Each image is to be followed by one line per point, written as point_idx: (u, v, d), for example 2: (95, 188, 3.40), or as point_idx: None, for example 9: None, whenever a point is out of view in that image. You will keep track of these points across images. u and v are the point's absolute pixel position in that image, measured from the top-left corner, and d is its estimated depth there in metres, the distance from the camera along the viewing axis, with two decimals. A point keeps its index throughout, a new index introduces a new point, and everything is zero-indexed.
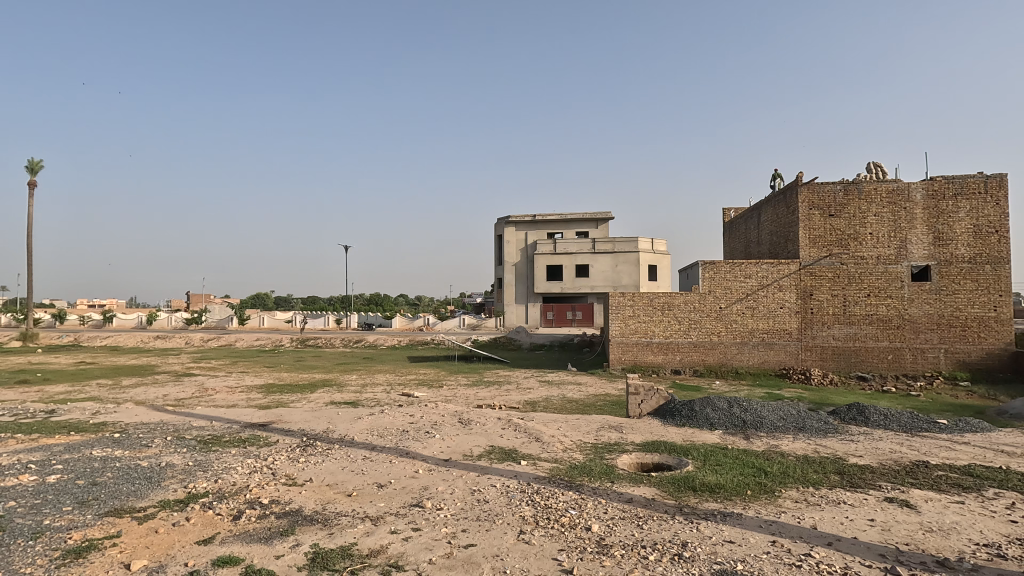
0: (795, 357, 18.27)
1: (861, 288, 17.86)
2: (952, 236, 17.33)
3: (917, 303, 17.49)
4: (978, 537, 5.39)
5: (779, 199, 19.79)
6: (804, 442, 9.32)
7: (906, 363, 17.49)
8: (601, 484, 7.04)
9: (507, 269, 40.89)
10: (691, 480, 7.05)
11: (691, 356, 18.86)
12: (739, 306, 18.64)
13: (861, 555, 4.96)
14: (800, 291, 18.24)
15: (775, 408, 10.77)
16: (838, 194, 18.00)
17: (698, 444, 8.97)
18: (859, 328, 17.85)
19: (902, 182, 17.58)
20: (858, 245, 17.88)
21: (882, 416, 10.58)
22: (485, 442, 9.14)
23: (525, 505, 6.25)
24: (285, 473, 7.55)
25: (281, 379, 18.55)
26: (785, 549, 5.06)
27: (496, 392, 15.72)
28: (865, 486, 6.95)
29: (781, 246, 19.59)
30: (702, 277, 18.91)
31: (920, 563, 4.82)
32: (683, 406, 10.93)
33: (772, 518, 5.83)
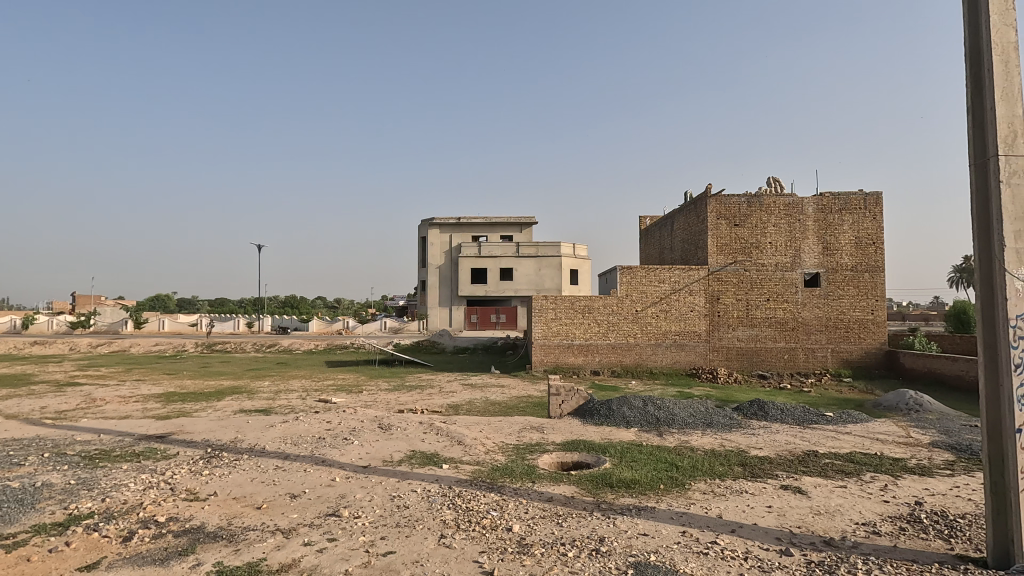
0: (704, 357, 19.41)
1: (762, 293, 19.33)
2: (837, 247, 19.14)
3: (809, 307, 19.18)
4: (857, 516, 5.98)
5: (691, 209, 21.00)
6: (711, 436, 9.92)
7: (799, 362, 19.10)
8: (522, 484, 7.12)
9: (431, 271, 40.43)
10: (608, 476, 7.29)
11: (610, 357, 19.54)
12: (653, 309, 19.59)
13: (759, 539, 5.35)
14: (708, 295, 19.47)
15: (685, 406, 11.37)
16: (742, 205, 19.41)
17: (615, 442, 9.29)
18: (760, 330, 19.31)
19: (796, 196, 19.23)
20: (759, 253, 19.34)
21: (779, 410, 11.50)
22: (406, 447, 8.96)
23: (446, 508, 6.18)
24: (186, 488, 6.99)
25: (183, 387, 17.19)
26: (693, 538, 5.36)
27: (419, 396, 15.44)
28: (764, 476, 7.51)
29: (691, 253, 20.83)
30: (620, 281, 19.62)
31: (810, 543, 5.27)
32: (601, 406, 11.29)
33: (682, 510, 6.14)
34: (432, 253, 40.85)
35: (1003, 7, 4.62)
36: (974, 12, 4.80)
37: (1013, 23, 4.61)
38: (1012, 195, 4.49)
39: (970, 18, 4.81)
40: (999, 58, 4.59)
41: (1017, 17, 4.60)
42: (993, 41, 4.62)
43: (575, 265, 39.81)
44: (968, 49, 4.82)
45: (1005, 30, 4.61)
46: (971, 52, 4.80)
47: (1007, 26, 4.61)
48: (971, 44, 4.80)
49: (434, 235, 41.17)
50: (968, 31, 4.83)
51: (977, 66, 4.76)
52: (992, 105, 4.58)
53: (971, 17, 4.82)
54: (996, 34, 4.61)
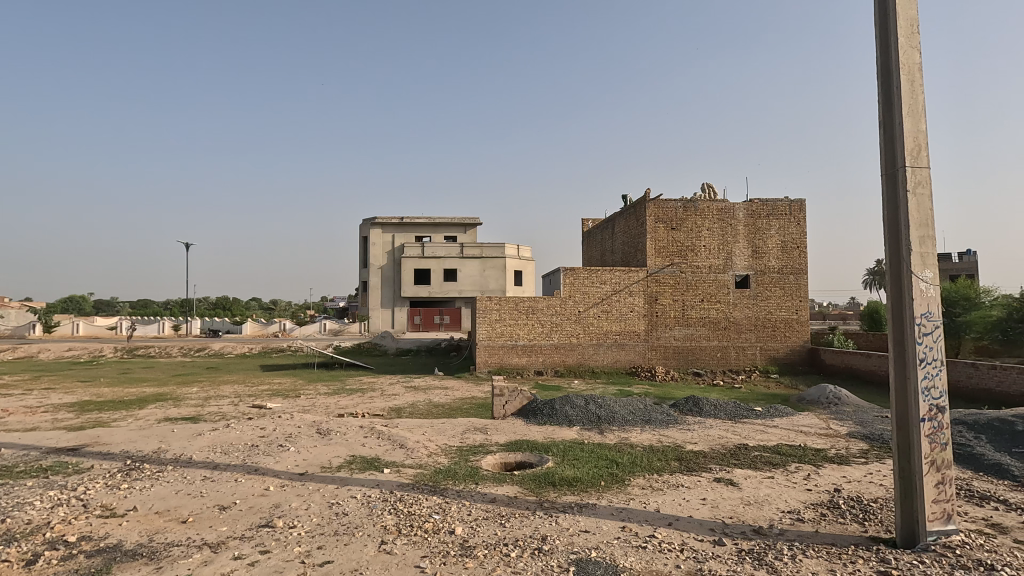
0: (643, 356, 20.00)
1: (696, 294, 20.15)
2: (766, 250, 20.21)
3: (739, 307, 20.16)
4: (783, 505, 6.32)
5: (630, 213, 21.62)
6: (650, 433, 10.23)
7: (731, 359, 20.03)
8: (465, 486, 7.06)
9: (373, 272, 39.58)
10: (551, 475, 7.36)
11: (553, 357, 19.78)
12: (595, 309, 20.00)
13: (694, 531, 5.56)
14: (647, 296, 20.10)
15: (625, 403, 11.67)
16: (678, 210, 20.18)
17: (558, 441, 9.40)
18: (695, 329, 20.12)
19: (728, 202, 20.17)
20: (694, 255, 20.15)
21: (712, 406, 12.01)
22: (346, 452, 8.69)
23: (387, 514, 6.04)
24: (102, 504, 6.48)
25: (100, 395, 15.97)
26: (633, 533, 5.49)
27: (359, 400, 15.05)
28: (698, 469, 7.81)
29: (631, 255, 21.42)
30: (563, 282, 19.90)
31: (741, 533, 5.52)
32: (544, 406, 11.40)
33: (622, 505, 6.28)
34: (374, 253, 40.00)
35: (908, 30, 5.01)
36: (884, 33, 5.18)
37: (916, 44, 5.01)
38: (916, 205, 4.89)
39: (880, 38, 5.19)
40: (905, 77, 4.97)
41: (919, 39, 5.01)
42: (900, 61, 5.00)
43: (519, 266, 40.04)
44: (879, 66, 5.19)
45: (910, 51, 5.00)
46: (882, 70, 5.17)
47: (911, 48, 5.01)
48: (882, 63, 5.18)
49: (376, 235, 40.34)
50: (878, 50, 5.21)
51: (887, 84, 5.14)
52: (900, 120, 4.96)
53: (881, 37, 5.20)
54: (902, 56, 4.99)
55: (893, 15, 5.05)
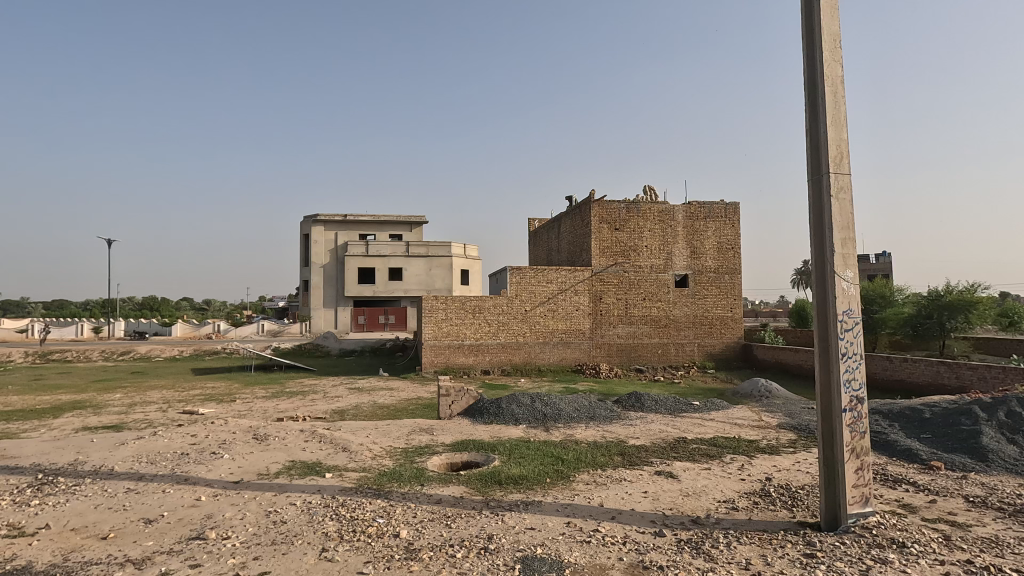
0: (588, 354, 20.39)
1: (639, 293, 20.73)
2: (703, 251, 21.04)
3: (679, 305, 20.90)
4: (719, 495, 6.60)
5: (576, 213, 21.99)
6: (594, 429, 10.44)
7: (671, 356, 20.73)
8: (411, 488, 6.95)
9: (314, 270, 38.36)
10: (497, 474, 7.36)
11: (500, 356, 19.83)
12: (541, 308, 20.20)
13: (636, 523, 5.71)
14: (592, 295, 20.51)
15: (571, 401, 11.85)
16: (622, 211, 20.68)
17: (504, 440, 9.42)
18: (637, 327, 20.69)
19: (668, 204, 20.86)
20: (636, 255, 20.72)
21: (653, 401, 12.39)
22: (285, 457, 8.37)
23: (328, 520, 5.86)
24: (8, 523, 5.94)
25: (8, 404, 14.65)
26: (577, 528, 5.58)
27: (300, 403, 14.54)
28: (640, 463, 8.03)
29: (576, 255, 21.77)
30: (510, 281, 19.99)
31: (679, 523, 5.72)
32: (491, 405, 11.40)
33: (567, 501, 6.36)
34: (316, 251, 38.77)
35: (832, 45, 5.34)
36: (811, 46, 5.49)
37: (839, 58, 5.34)
38: (839, 209, 5.21)
39: (807, 52, 5.49)
40: (830, 89, 5.29)
41: (842, 53, 5.33)
42: (825, 73, 5.31)
43: (465, 265, 39.83)
44: (806, 76, 5.48)
45: (833, 64, 5.32)
46: (809, 81, 5.46)
47: (834, 62, 5.34)
48: (809, 74, 5.47)
49: (318, 233, 39.11)
50: (805, 62, 5.51)
51: (813, 94, 5.44)
52: (824, 129, 5.27)
53: (807, 50, 5.50)
54: (827, 68, 5.31)
55: (818, 30, 5.36)
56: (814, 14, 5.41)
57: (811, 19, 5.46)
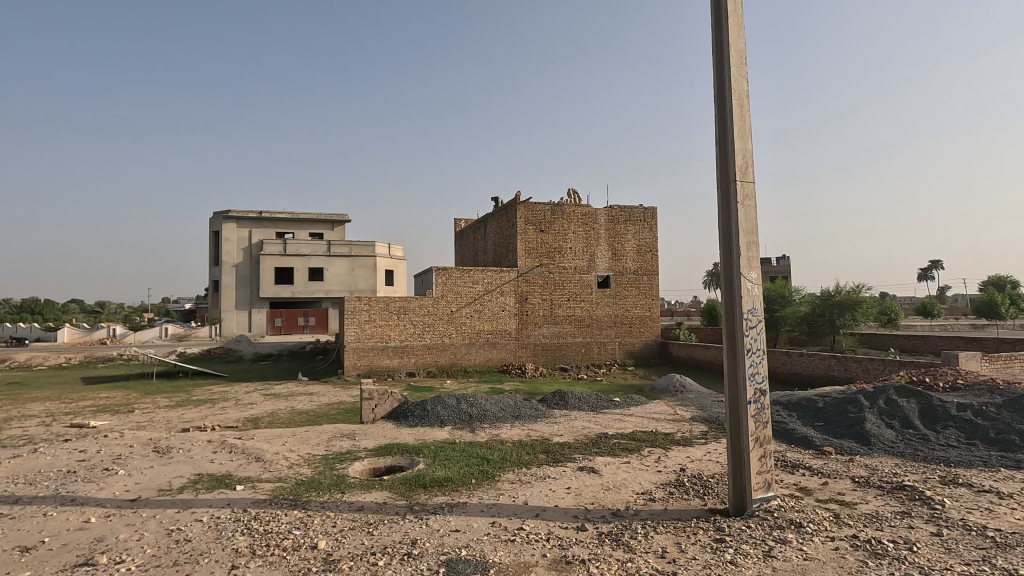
0: (514, 354, 20.59)
1: (563, 293, 21.19)
2: (624, 253, 21.84)
3: (601, 305, 21.57)
4: (638, 487, 6.87)
5: (502, 215, 22.14)
6: (519, 428, 10.54)
7: (594, 354, 21.36)
8: (330, 497, 6.67)
9: (225, 270, 36.06)
10: (422, 477, 7.24)
11: (425, 357, 19.55)
12: (467, 309, 20.15)
13: (559, 519, 5.81)
14: (517, 296, 20.73)
15: (496, 401, 11.89)
16: (547, 213, 21.06)
17: (429, 442, 9.29)
18: (562, 327, 21.14)
19: (591, 207, 21.48)
20: (561, 257, 21.17)
21: (576, 399, 12.71)
22: (190, 471, 7.77)
23: (239, 535, 5.51)
24: None
25: None
26: (502, 527, 5.59)
27: (208, 412, 13.59)
28: (564, 460, 8.19)
29: (503, 256, 21.91)
30: (436, 282, 19.77)
31: (600, 517, 5.89)
32: (415, 407, 11.20)
33: (492, 502, 6.36)
34: (227, 250, 36.47)
35: (738, 62, 5.71)
36: (720, 62, 5.82)
37: (744, 75, 5.73)
38: (744, 216, 5.58)
39: (717, 67, 5.81)
40: (736, 103, 5.64)
41: (747, 71, 5.72)
42: (733, 89, 5.66)
43: (390, 265, 38.94)
44: (716, 91, 5.79)
45: (739, 80, 5.69)
46: (718, 95, 5.78)
47: (740, 78, 5.71)
48: (718, 88, 5.79)
49: (230, 230, 36.79)
50: (716, 76, 5.82)
51: (722, 107, 5.77)
52: (732, 139, 5.63)
53: (717, 65, 5.82)
54: (735, 84, 5.66)
55: (728, 48, 5.69)
56: (723, 33, 5.75)
57: (721, 38, 5.80)
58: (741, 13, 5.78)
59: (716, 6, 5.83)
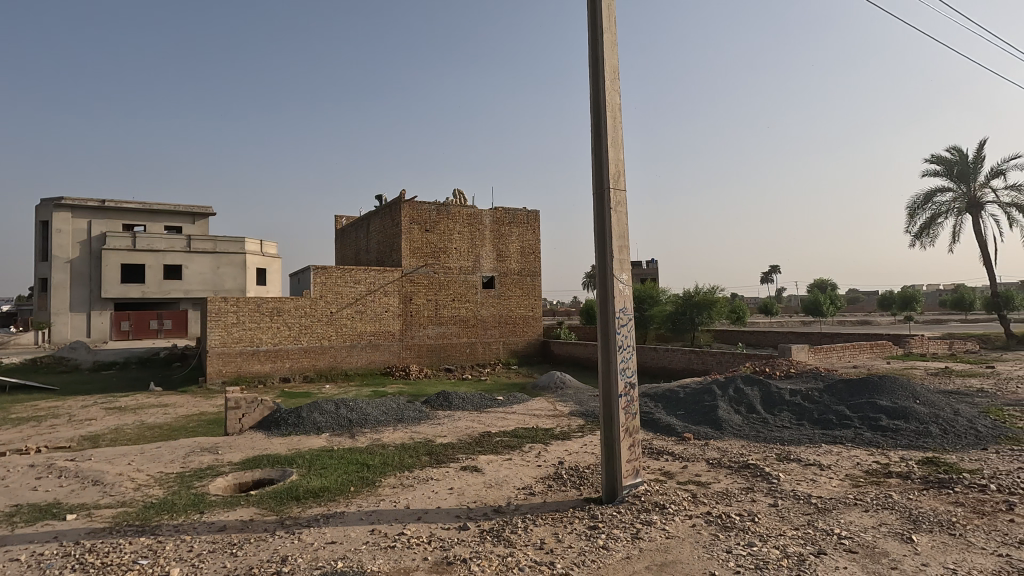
0: (397, 355, 20.13)
1: (448, 294, 21.12)
2: (508, 254, 22.30)
3: (485, 306, 21.82)
4: (518, 482, 7.03)
5: (385, 213, 21.55)
6: (402, 431, 10.32)
7: (478, 354, 21.54)
8: (186, 519, 6.01)
9: (57, 266, 31.21)
10: (295, 489, 6.79)
11: (302, 362, 18.39)
12: (348, 310, 19.32)
13: (441, 521, 5.77)
14: (401, 296, 20.29)
15: (378, 404, 11.53)
16: (432, 213, 20.88)
17: (304, 451, 8.75)
18: (446, 328, 21.06)
19: (476, 208, 21.66)
20: (446, 257, 21.09)
21: (461, 399, 12.72)
22: (4, 503, 6.57)
23: (70, 572, 4.76)
24: None
25: None
26: (382, 534, 5.42)
27: (32, 431, 11.61)
28: (447, 461, 8.15)
29: (386, 255, 21.32)
30: (313, 281, 18.71)
31: (482, 514, 5.94)
32: (288, 415, 10.49)
33: (372, 509, 6.14)
34: (59, 243, 31.58)
35: (612, 76, 6.09)
36: (596, 73, 6.13)
37: (617, 89, 6.12)
38: (616, 220, 5.95)
39: (593, 79, 6.13)
40: (610, 114, 6.00)
41: (619, 85, 6.12)
42: (607, 101, 6.01)
43: (262, 264, 36.12)
44: (592, 101, 6.09)
45: (613, 94, 6.06)
46: (594, 105, 6.10)
47: (613, 91, 6.08)
48: (594, 99, 6.11)
49: (63, 220, 31.87)
50: (591, 87, 6.12)
51: (597, 118, 6.10)
52: (607, 147, 5.97)
53: (593, 77, 6.12)
54: (609, 97, 6.02)
55: (602, 62, 6.03)
56: (599, 47, 6.09)
57: (597, 52, 6.14)
58: (613, 30, 6.16)
59: (592, 21, 6.15)
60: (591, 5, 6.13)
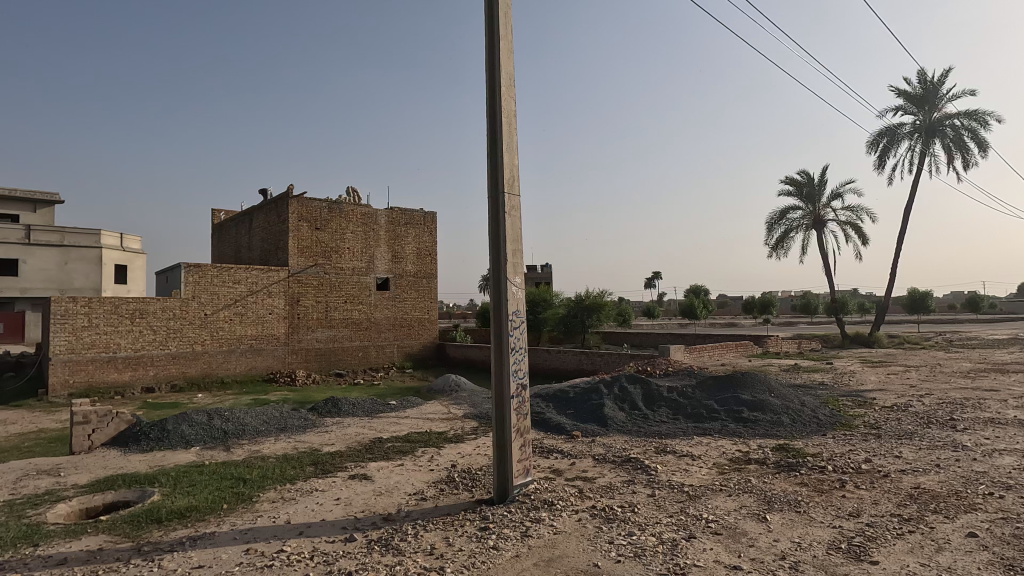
0: (281, 360, 18.89)
1: (339, 295, 20.22)
2: (403, 256, 21.85)
3: (380, 308, 21.18)
4: (410, 488, 6.87)
5: (271, 209, 20.20)
6: (285, 441, 9.69)
7: (371, 358, 20.85)
8: (15, 554, 5.16)
9: None
10: (157, 510, 6.11)
11: (169, 369, 16.62)
12: (226, 312, 17.81)
13: (325, 534, 5.48)
14: (287, 297, 19.09)
15: (258, 413, 10.74)
16: (323, 210, 19.92)
17: (169, 468, 7.91)
18: (337, 331, 20.14)
19: (371, 208, 21.01)
20: (338, 257, 20.19)
21: (350, 405, 12.22)
22: None
23: None
24: None
25: None
26: (258, 554, 5.03)
27: None
28: (334, 470, 7.77)
29: (271, 254, 19.97)
30: (185, 280, 17.01)
31: (371, 524, 5.72)
32: (151, 428, 9.42)
33: (247, 526, 5.69)
34: None
35: (507, 84, 6.19)
36: (492, 80, 6.19)
37: (512, 97, 6.23)
38: (510, 225, 6.05)
39: (489, 84, 6.18)
40: (506, 121, 6.09)
41: (515, 93, 6.24)
42: (503, 108, 6.10)
43: (122, 261, 32.22)
44: (488, 107, 6.15)
45: (508, 101, 6.16)
46: (490, 111, 6.16)
47: (509, 98, 6.19)
48: (490, 105, 6.17)
49: None
50: (488, 93, 6.17)
51: (493, 123, 6.17)
52: (501, 154, 6.05)
53: (489, 83, 6.17)
54: (504, 103, 6.11)
55: (499, 69, 6.11)
56: (495, 54, 6.16)
57: (493, 57, 6.19)
58: (510, 38, 6.28)
59: (489, 28, 6.21)
60: (489, 12, 6.19)
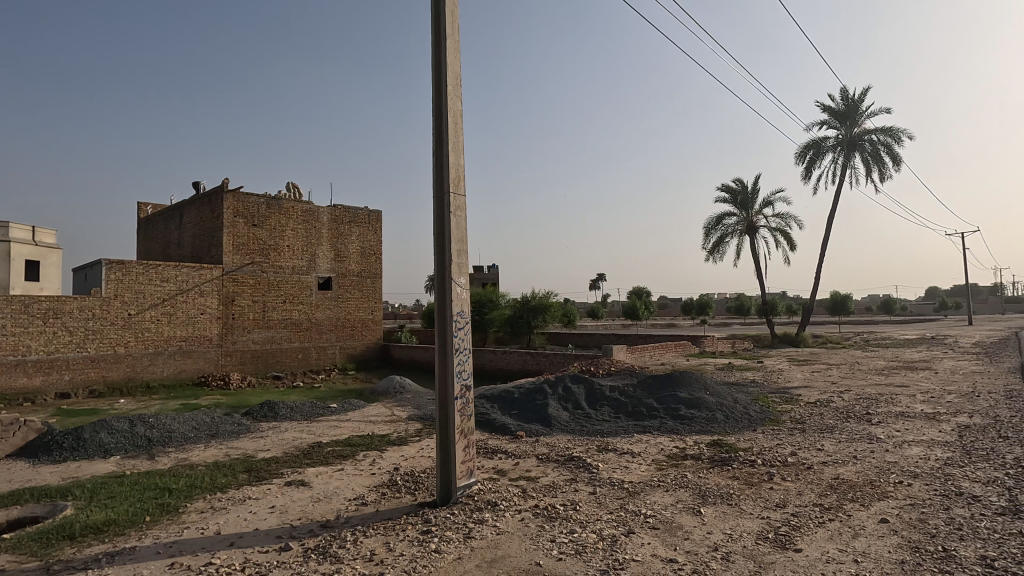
0: (213, 363, 17.95)
1: (278, 295, 19.46)
2: (346, 254, 21.29)
3: (321, 308, 20.53)
4: (349, 493, 6.68)
5: (203, 203, 19.21)
6: (216, 448, 9.20)
7: (311, 360, 20.17)
8: None
9: None
10: (70, 526, 5.65)
11: (87, 373, 15.43)
12: (152, 312, 16.75)
13: (258, 544, 5.24)
14: (221, 296, 18.18)
15: (186, 419, 10.17)
16: (260, 207, 19.15)
17: (84, 480, 7.33)
18: (275, 332, 19.36)
19: (312, 205, 20.37)
20: (276, 255, 19.43)
21: (288, 409, 11.77)
22: None
23: None
24: None
25: None
26: (184, 567, 4.75)
27: None
28: (269, 477, 7.45)
29: (203, 251, 18.98)
30: (107, 277, 15.86)
31: (308, 532, 5.53)
32: (65, 438, 8.73)
33: (172, 539, 5.36)
34: None
35: (454, 83, 6.15)
36: (438, 78, 6.12)
37: (458, 96, 6.19)
38: (455, 224, 6.01)
39: (435, 82, 6.10)
40: (452, 121, 6.05)
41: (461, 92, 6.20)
42: (449, 106, 6.05)
43: (33, 256, 29.69)
44: (434, 105, 6.08)
45: (454, 100, 6.12)
46: (435, 109, 6.09)
47: (455, 97, 6.15)
48: (436, 103, 6.09)
49: None
50: (434, 92, 6.09)
51: (439, 122, 6.10)
52: (447, 154, 6.00)
53: (436, 82, 6.10)
54: (450, 102, 6.06)
55: (445, 68, 6.06)
56: (442, 51, 6.10)
57: (439, 55, 6.13)
58: (457, 37, 6.24)
59: (435, 25, 6.14)
60: (435, 9, 6.12)
